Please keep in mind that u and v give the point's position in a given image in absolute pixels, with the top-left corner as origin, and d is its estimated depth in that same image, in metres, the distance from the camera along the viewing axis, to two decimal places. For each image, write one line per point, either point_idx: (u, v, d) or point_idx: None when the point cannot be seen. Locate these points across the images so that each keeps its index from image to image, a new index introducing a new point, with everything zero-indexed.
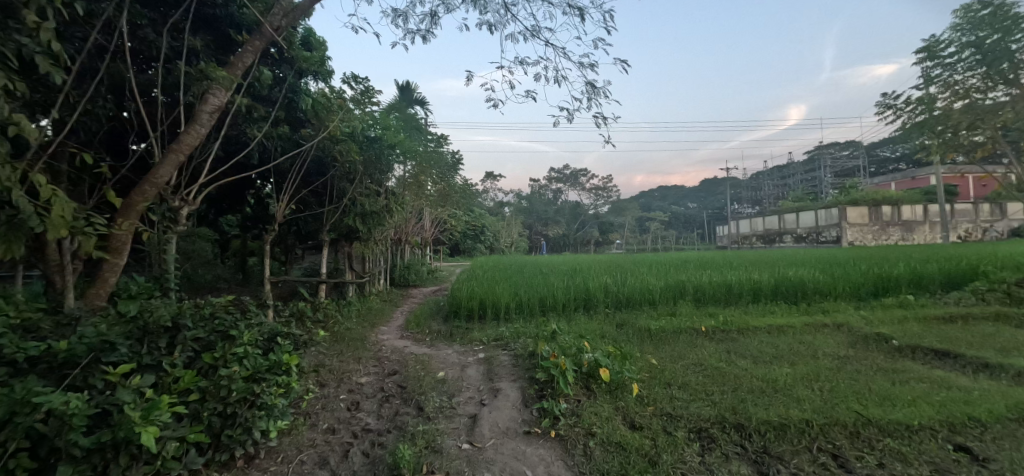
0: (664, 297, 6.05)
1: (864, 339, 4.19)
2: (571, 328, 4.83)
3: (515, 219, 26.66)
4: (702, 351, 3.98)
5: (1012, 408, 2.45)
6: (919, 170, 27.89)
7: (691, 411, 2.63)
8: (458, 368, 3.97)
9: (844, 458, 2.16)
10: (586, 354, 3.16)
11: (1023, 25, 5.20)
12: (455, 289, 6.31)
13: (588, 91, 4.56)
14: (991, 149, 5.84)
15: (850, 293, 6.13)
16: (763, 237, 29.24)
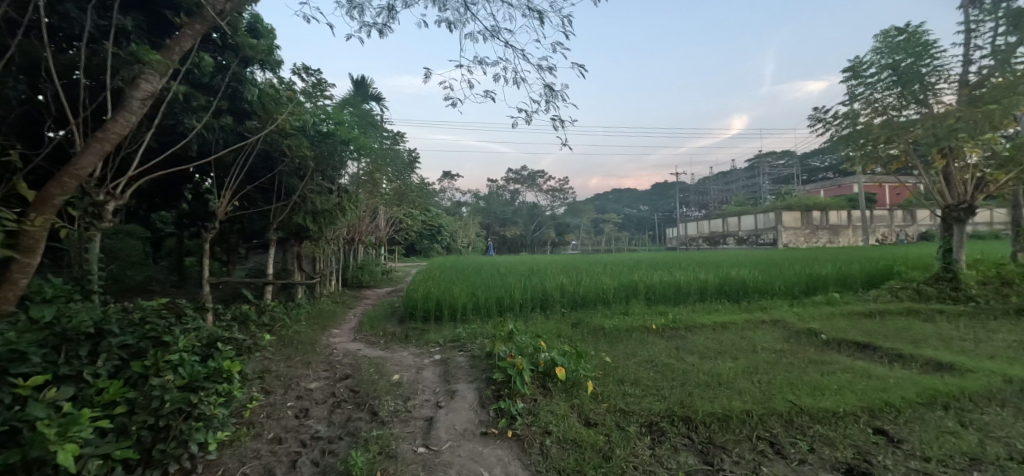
0: (616, 297, 6.24)
1: (798, 333, 4.53)
2: (528, 328, 4.89)
3: (473, 219, 26.60)
4: (654, 348, 4.14)
5: (922, 393, 2.72)
6: (844, 179, 30.50)
7: (642, 407, 2.72)
8: (414, 370, 3.90)
9: (780, 444, 2.30)
10: (542, 354, 3.21)
11: (931, 52, 5.84)
12: (410, 290, 6.19)
13: (549, 93, 4.62)
14: (903, 162, 6.46)
15: (785, 291, 6.60)
16: (709, 239, 30.91)
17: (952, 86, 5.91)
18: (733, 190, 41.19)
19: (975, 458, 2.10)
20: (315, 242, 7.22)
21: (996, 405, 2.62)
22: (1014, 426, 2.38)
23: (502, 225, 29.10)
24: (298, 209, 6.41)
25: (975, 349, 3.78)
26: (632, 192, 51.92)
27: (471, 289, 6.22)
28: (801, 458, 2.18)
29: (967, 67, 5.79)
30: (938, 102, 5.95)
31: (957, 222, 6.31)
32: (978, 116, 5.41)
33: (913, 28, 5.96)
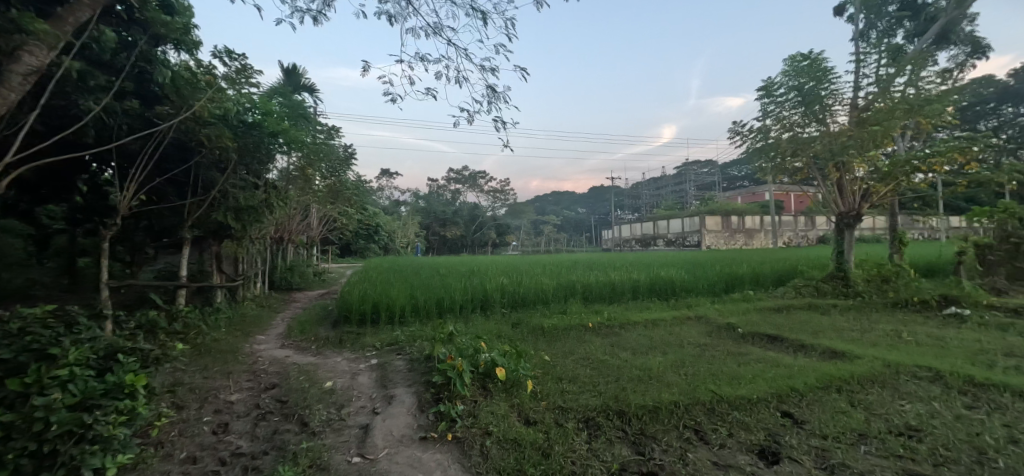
0: (555, 296, 6.40)
1: (718, 328, 4.89)
2: (468, 329, 4.89)
3: (412, 218, 26.09)
4: (590, 345, 4.30)
5: (820, 378, 3.03)
6: (759, 187, 33.21)
7: (580, 403, 2.82)
8: (349, 376, 3.78)
9: (703, 431, 2.47)
10: (483, 354, 3.23)
11: (829, 77, 6.48)
12: (345, 293, 5.98)
13: (489, 94, 4.67)
14: (806, 174, 7.15)
15: (709, 289, 7.09)
16: (640, 241, 32.44)
17: (845, 109, 6.62)
18: (663, 194, 43.48)
19: (862, 433, 2.36)
20: (238, 242, 6.78)
21: (879, 386, 2.97)
22: (892, 403, 2.71)
23: (442, 225, 28.61)
24: (220, 206, 5.99)
25: (862, 338, 4.27)
26: (571, 195, 53.29)
27: (410, 290, 6.11)
28: (721, 443, 2.35)
29: (857, 93, 6.51)
30: (834, 122, 6.64)
31: (848, 227, 7.06)
32: (868, 135, 6.26)
33: (816, 55, 6.61)
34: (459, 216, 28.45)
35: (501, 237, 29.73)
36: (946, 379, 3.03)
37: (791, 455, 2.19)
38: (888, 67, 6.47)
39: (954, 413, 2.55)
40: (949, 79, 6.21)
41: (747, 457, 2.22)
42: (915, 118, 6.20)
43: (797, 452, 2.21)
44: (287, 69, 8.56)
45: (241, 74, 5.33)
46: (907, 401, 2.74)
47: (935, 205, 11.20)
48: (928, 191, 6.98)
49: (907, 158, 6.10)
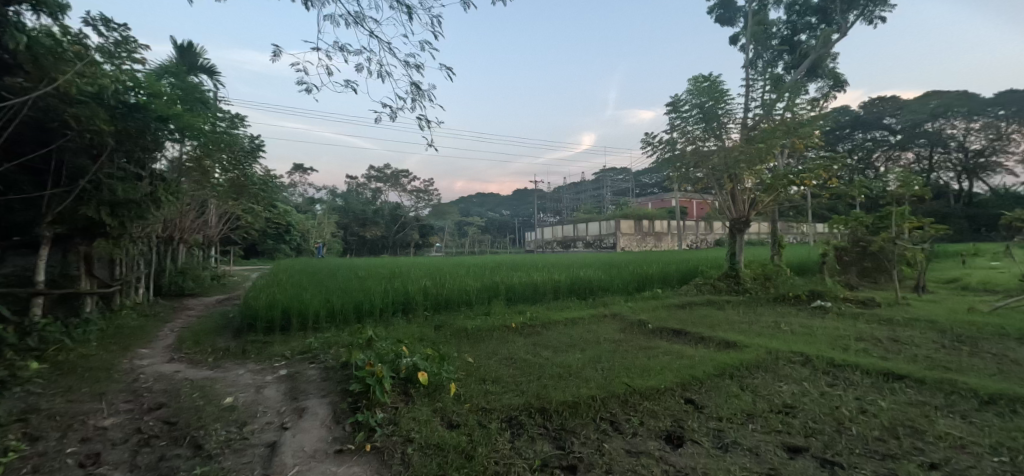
0: (479, 298, 6.43)
1: (632, 324, 5.21)
2: (389, 333, 4.77)
3: (329, 218, 24.79)
4: (513, 345, 4.38)
5: (716, 367, 3.36)
6: (668, 194, 35.81)
7: (503, 403, 2.87)
8: (252, 390, 3.53)
9: (617, 422, 2.64)
10: (404, 359, 3.17)
11: (725, 98, 7.18)
12: (251, 298, 5.55)
13: (412, 90, 4.61)
14: (705, 183, 7.84)
15: (623, 288, 7.52)
16: (561, 243, 33.54)
17: (737, 127, 7.35)
18: (582, 199, 45.39)
19: (750, 413, 2.64)
20: (117, 242, 6.03)
21: (763, 371, 3.35)
22: (773, 385, 3.07)
23: (362, 225, 27.51)
24: (91, 199, 5.31)
25: (751, 329, 4.78)
26: (495, 196, 53.69)
27: (325, 294, 5.82)
28: (634, 432, 2.51)
29: (747, 113, 7.26)
30: (729, 138, 7.37)
31: (738, 232, 7.83)
32: (755, 151, 7.00)
33: (715, 77, 7.27)
34: (380, 216, 27.51)
35: (423, 238, 28.97)
36: (814, 362, 3.50)
37: (694, 437, 2.40)
38: (772, 92, 7.32)
39: (820, 390, 2.94)
40: (818, 107, 7.06)
41: (656, 442, 2.39)
42: (791, 138, 7.11)
43: (698, 434, 2.42)
44: (181, 46, 7.76)
45: (122, 48, 4.91)
46: (785, 382, 3.12)
47: (808, 213, 12.82)
48: (801, 202, 7.99)
49: (785, 173, 6.95)
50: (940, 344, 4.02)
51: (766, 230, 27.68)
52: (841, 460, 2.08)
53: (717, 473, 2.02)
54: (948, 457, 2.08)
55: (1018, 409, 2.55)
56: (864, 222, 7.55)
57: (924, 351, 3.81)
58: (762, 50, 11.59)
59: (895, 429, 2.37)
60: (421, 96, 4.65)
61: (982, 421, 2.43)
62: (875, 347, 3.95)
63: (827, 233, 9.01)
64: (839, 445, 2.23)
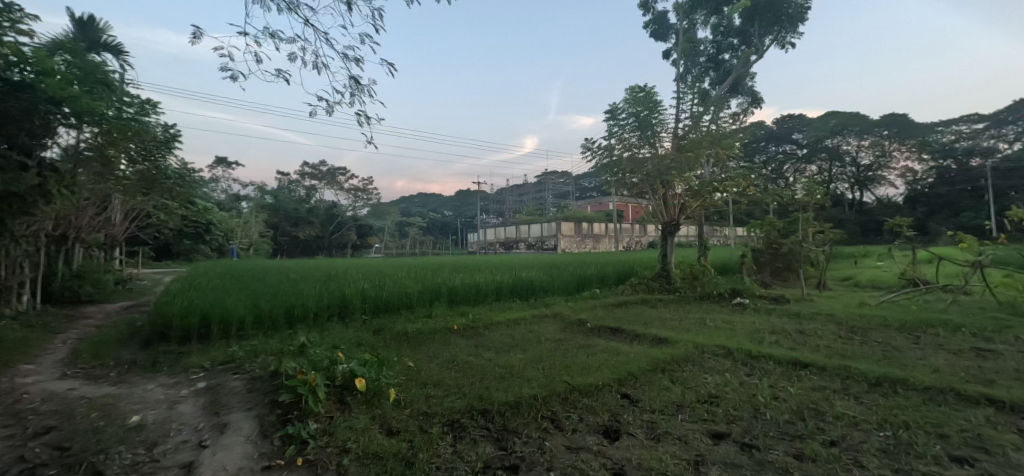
0: (420, 300, 6.34)
1: (572, 323, 5.36)
2: (324, 339, 4.58)
3: (257, 216, 23.32)
4: (454, 348, 4.37)
5: (650, 362, 3.54)
6: (606, 198, 37.13)
7: (444, 406, 2.86)
8: (165, 407, 3.24)
9: (558, 420, 2.71)
10: (340, 366, 3.08)
11: (658, 108, 7.56)
12: (166, 304, 5.10)
13: (351, 84, 4.47)
14: (640, 188, 8.20)
15: (563, 289, 7.70)
16: (504, 244, 33.78)
17: (669, 136, 7.76)
18: (524, 201, 45.97)
19: (679, 404, 2.81)
20: None
21: (691, 364, 3.58)
22: (700, 377, 3.28)
23: (294, 224, 25.97)
24: None
25: (680, 326, 5.08)
26: (437, 196, 52.93)
27: (253, 299, 5.48)
28: (573, 428, 2.59)
29: (678, 123, 7.70)
30: (662, 146, 7.79)
31: (669, 235, 8.26)
32: (684, 159, 7.45)
33: (649, 88, 7.63)
34: (315, 215, 26.22)
35: (362, 238, 28.17)
36: (734, 354, 3.78)
37: (629, 430, 2.51)
38: (699, 104, 7.81)
39: (740, 380, 3.19)
40: (738, 121, 7.63)
41: (595, 437, 2.48)
42: (715, 148, 7.63)
43: (633, 427, 2.54)
44: (79, 20, 6.98)
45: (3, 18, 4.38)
46: (710, 374, 3.35)
47: (731, 217, 13.78)
48: (724, 207, 8.58)
49: (710, 181, 7.45)
50: (838, 335, 4.49)
51: (695, 233, 29.38)
52: (757, 443, 2.26)
53: (649, 462, 2.13)
54: (843, 435, 2.32)
55: (899, 389, 2.90)
56: (777, 226, 8.25)
57: (825, 341, 4.23)
58: (691, 65, 12.52)
59: (802, 412, 2.61)
60: (360, 91, 4.53)
61: (871, 401, 2.74)
62: (785, 339, 4.33)
63: (746, 236, 9.74)
64: (756, 429, 2.42)
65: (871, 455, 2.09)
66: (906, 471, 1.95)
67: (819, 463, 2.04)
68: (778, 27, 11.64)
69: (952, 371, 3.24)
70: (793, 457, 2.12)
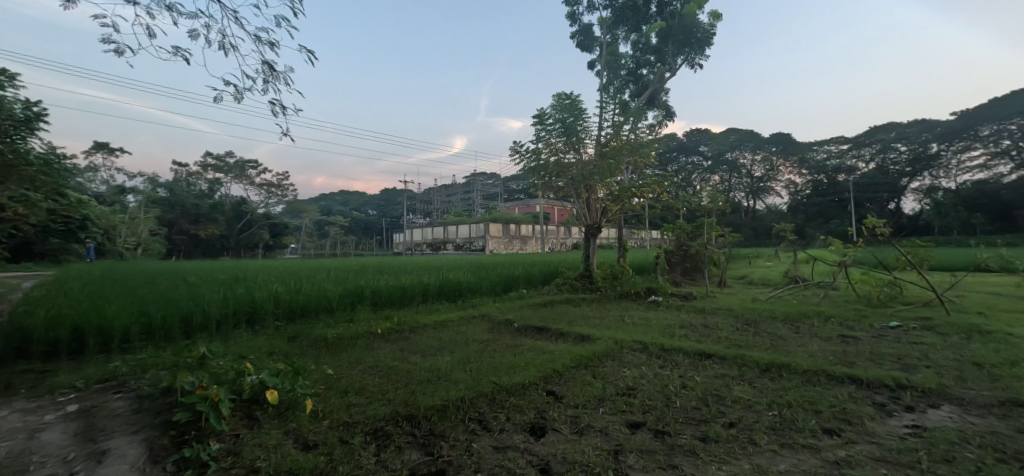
0: (341, 304, 6.09)
1: (498, 324, 5.42)
2: (230, 350, 4.23)
3: (151, 212, 20.86)
4: (378, 353, 4.25)
5: (573, 359, 3.69)
6: (533, 200, 37.96)
7: (367, 414, 2.77)
8: (22, 437, 2.73)
9: (485, 421, 2.72)
10: (249, 378, 2.87)
11: (582, 115, 7.87)
12: (30, 314, 4.39)
13: (265, 70, 4.20)
14: (565, 192, 8.44)
15: (490, 290, 7.77)
16: (431, 245, 33.34)
17: (592, 143, 8.12)
18: (452, 202, 45.74)
19: (601, 398, 2.96)
20: None
21: (611, 359, 3.77)
22: (619, 371, 3.47)
23: (194, 222, 23.25)
24: None
25: (599, 323, 5.33)
26: (360, 195, 50.80)
27: (143, 306, 4.90)
28: (501, 428, 2.62)
29: (600, 131, 8.06)
30: (585, 152, 8.13)
31: (592, 236, 8.60)
32: (606, 166, 7.84)
33: (575, 96, 7.92)
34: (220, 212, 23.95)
35: (275, 238, 26.49)
36: (649, 348, 4.05)
37: (554, 426, 2.59)
38: (620, 114, 8.25)
39: (654, 372, 3.42)
40: (654, 132, 8.13)
41: (521, 435, 2.53)
42: (634, 156, 8.11)
43: (558, 423, 2.63)
44: None
45: None
46: (629, 368, 3.56)
47: (646, 221, 14.69)
48: (641, 211, 9.11)
49: (629, 186, 7.90)
50: (734, 327, 4.97)
51: (615, 235, 30.82)
52: (669, 429, 2.44)
53: (573, 455, 2.21)
54: (741, 416, 2.57)
55: (784, 372, 3.28)
56: (685, 229, 8.93)
57: (725, 333, 4.65)
58: (611, 78, 13.10)
59: (706, 398, 2.86)
60: (274, 78, 4.27)
61: (763, 385, 3.06)
62: (692, 332, 4.71)
63: (660, 238, 10.43)
64: (667, 417, 2.60)
65: (763, 432, 2.34)
66: (790, 444, 2.20)
67: (720, 443, 2.24)
68: (688, 49, 12.57)
69: (822, 355, 3.72)
70: (699, 439, 2.31)
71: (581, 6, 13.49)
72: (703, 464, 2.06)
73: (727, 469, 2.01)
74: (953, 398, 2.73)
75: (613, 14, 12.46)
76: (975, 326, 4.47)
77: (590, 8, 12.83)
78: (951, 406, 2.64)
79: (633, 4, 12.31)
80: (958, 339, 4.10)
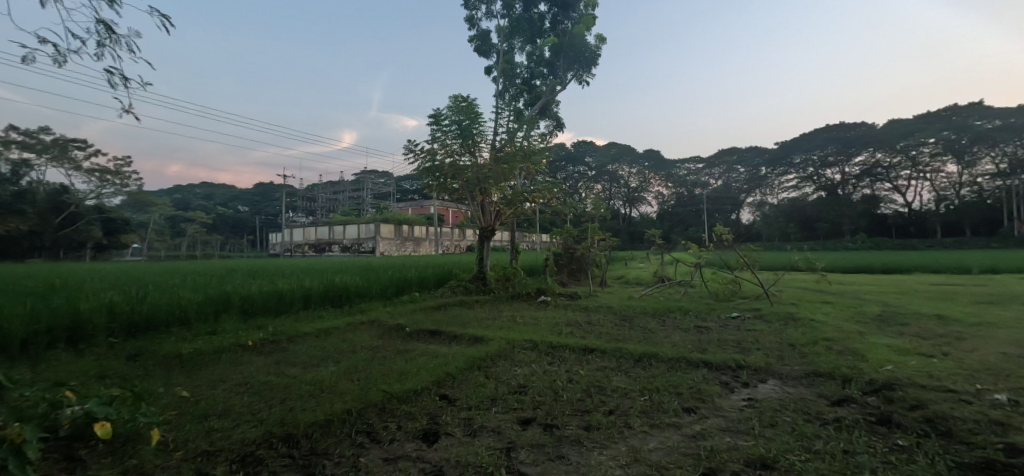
0: (201, 314, 5.25)
1: (389, 329, 5.18)
2: (39, 376, 3.36)
3: None
4: (248, 368, 3.75)
5: (466, 361, 3.70)
6: (426, 202, 37.56)
7: (233, 440, 2.42)
8: None
9: (375, 432, 2.57)
10: (70, 409, 2.30)
11: (479, 120, 7.85)
12: None
13: (102, 30, 3.46)
14: (460, 194, 8.43)
15: (381, 293, 7.41)
16: (313, 246, 30.83)
17: (487, 147, 8.18)
18: (340, 200, 43.20)
19: (493, 397, 3.01)
20: None
21: (503, 359, 3.86)
22: (511, 371, 3.57)
23: None
24: None
25: (494, 324, 5.42)
26: None
27: None
28: (391, 438, 2.49)
29: (495, 136, 8.16)
30: (481, 155, 8.16)
31: (486, 239, 8.72)
32: (501, 170, 7.98)
33: (472, 99, 7.86)
34: (216, 210, 20.71)
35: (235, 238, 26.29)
36: (539, 346, 4.24)
37: (447, 430, 2.55)
38: (515, 121, 8.47)
39: (543, 369, 3.58)
40: (546, 141, 8.50)
41: (413, 443, 2.43)
42: (527, 163, 8.39)
43: (450, 427, 2.59)
44: None
45: None
46: (520, 366, 3.68)
47: (536, 225, 15.40)
48: (532, 215, 9.46)
49: (522, 191, 8.17)
50: (614, 322, 5.46)
51: (507, 238, 31.96)
52: (556, 422, 2.58)
53: (467, 458, 2.21)
54: (619, 404, 2.82)
55: (653, 361, 3.68)
56: (571, 233, 9.55)
57: (608, 329, 5.07)
58: (507, 85, 13.68)
59: (589, 390, 3.08)
60: (112, 40, 3.53)
61: (637, 374, 3.40)
62: (578, 329, 5.04)
63: (549, 241, 11.00)
64: (555, 411, 2.74)
65: (637, 416, 2.60)
66: (659, 424, 2.49)
67: (602, 430, 2.44)
68: (577, 66, 13.43)
69: (684, 344, 4.28)
70: (584, 428, 2.49)
71: (480, 12, 13.71)
72: (587, 451, 2.22)
73: (607, 453, 2.19)
74: (777, 374, 3.34)
75: (510, 24, 12.95)
76: (790, 314, 5.55)
77: (488, 15, 13.06)
78: (774, 380, 3.24)
79: (529, 17, 12.94)
80: (779, 325, 5.06)
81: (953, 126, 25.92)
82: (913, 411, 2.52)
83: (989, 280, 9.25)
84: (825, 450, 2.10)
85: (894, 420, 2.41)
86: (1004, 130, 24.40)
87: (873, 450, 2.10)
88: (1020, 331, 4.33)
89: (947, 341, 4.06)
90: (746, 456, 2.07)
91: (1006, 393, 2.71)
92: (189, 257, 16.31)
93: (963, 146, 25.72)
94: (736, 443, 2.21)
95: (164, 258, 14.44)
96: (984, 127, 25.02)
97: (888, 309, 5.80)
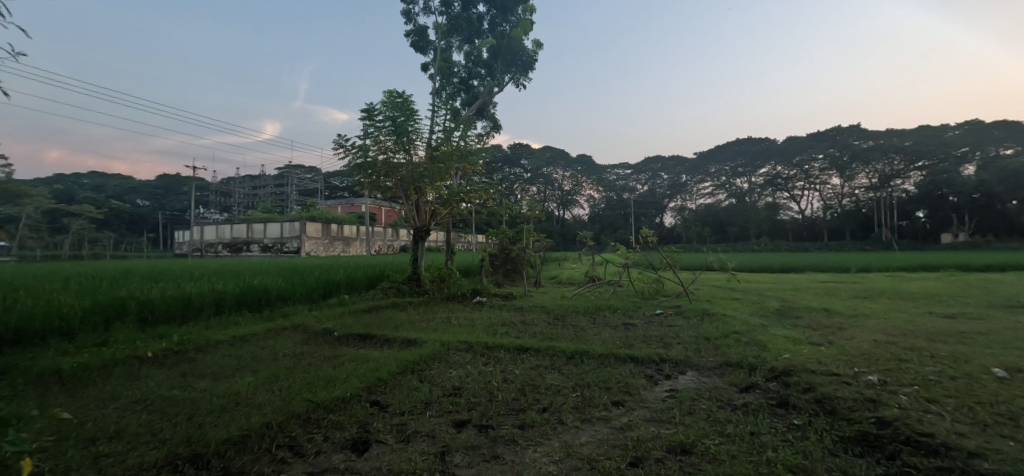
0: (87, 322, 4.57)
1: (314, 335, 4.87)
2: None
3: None
4: (148, 383, 3.33)
5: (398, 365, 3.57)
6: (357, 202, 36.10)
7: (127, 465, 2.13)
8: None
9: (298, 445, 2.39)
10: None
11: (415, 116, 7.63)
12: None
13: None
14: (393, 193, 8.16)
15: (306, 296, 6.94)
16: (228, 246, 28.20)
17: (422, 145, 7.97)
18: (258, 196, 40.15)
19: (426, 401, 2.94)
20: None
21: (437, 362, 3.79)
22: (445, 373, 3.51)
23: None
24: None
25: (428, 326, 5.30)
26: None
27: None
28: (316, 451, 2.34)
29: (431, 135, 7.97)
30: (416, 154, 7.93)
31: (420, 239, 8.52)
32: (436, 170, 7.81)
33: (408, 96, 7.62)
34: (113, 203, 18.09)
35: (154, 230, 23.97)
36: (473, 347, 4.22)
37: (378, 438, 2.45)
38: (452, 121, 8.33)
39: (478, 370, 3.57)
40: (482, 142, 8.45)
41: (341, 454, 2.30)
42: (463, 163, 8.30)
43: (381, 434, 2.49)
44: None
45: None
46: (454, 368, 3.63)
47: (469, 226, 15.36)
48: (467, 216, 9.40)
49: (457, 191, 8.06)
50: (547, 321, 5.60)
51: (442, 238, 31.56)
52: (491, 423, 2.58)
53: (400, 465, 2.13)
54: (552, 401, 2.89)
55: (584, 358, 3.82)
56: (506, 235, 9.63)
57: (543, 328, 5.19)
58: (444, 83, 13.45)
59: (523, 389, 3.12)
60: None
61: (569, 371, 3.51)
62: (514, 329, 5.09)
63: (484, 242, 11.01)
64: (490, 411, 2.75)
65: (570, 412, 2.70)
66: (590, 419, 2.59)
67: (535, 428, 2.48)
68: (514, 69, 13.46)
69: (613, 340, 4.50)
70: (518, 427, 2.51)
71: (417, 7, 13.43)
72: (522, 450, 2.25)
73: (541, 450, 2.24)
74: (695, 366, 3.62)
75: (448, 21, 12.91)
76: (705, 310, 6.05)
77: (425, 9, 12.75)
78: (693, 371, 3.50)
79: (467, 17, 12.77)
80: (698, 321, 5.50)
81: (837, 145, 29.97)
82: (805, 393, 2.86)
83: (861, 278, 10.77)
84: (734, 433, 2.31)
85: (790, 403, 2.72)
86: (876, 150, 28.48)
87: (774, 431, 2.35)
88: (886, 321, 5.08)
89: (831, 331, 4.66)
90: (669, 443, 2.22)
91: (876, 374, 3.17)
92: (73, 257, 13.84)
93: (845, 162, 29.54)
94: (660, 432, 2.36)
95: (41, 259, 12.24)
96: (860, 147, 29.15)
97: (786, 304, 6.52)
